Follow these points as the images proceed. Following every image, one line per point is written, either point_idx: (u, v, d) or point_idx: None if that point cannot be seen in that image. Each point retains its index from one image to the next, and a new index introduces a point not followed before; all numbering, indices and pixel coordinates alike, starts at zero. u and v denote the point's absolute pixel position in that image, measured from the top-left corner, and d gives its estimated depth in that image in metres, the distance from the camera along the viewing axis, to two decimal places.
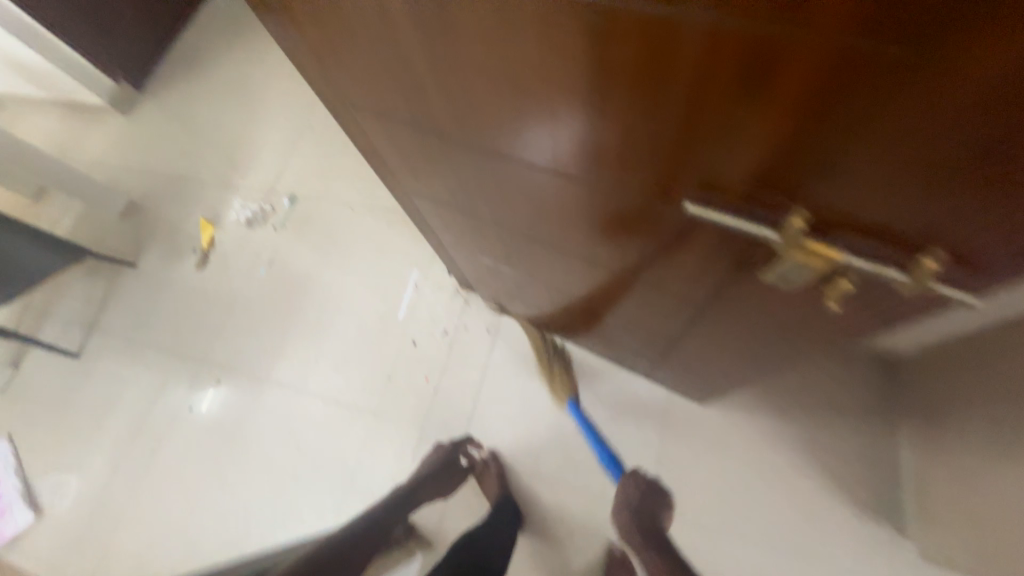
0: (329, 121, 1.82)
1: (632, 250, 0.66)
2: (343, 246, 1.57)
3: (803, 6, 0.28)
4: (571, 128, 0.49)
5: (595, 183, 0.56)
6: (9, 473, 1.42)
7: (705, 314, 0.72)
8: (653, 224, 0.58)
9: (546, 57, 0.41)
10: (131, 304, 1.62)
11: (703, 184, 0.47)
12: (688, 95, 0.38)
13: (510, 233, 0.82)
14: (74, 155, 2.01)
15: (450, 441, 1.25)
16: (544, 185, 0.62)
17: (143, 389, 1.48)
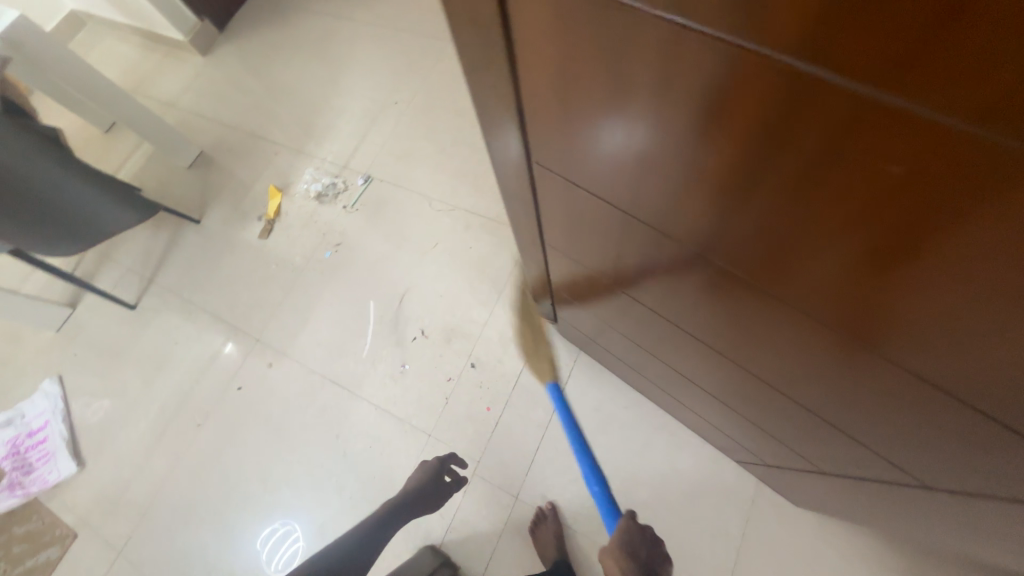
0: (415, 97, 1.67)
1: (717, 325, 0.58)
2: (414, 241, 1.45)
3: (969, 88, 0.20)
4: (645, 166, 0.41)
5: (673, 237, 0.48)
6: (57, 417, 1.41)
7: (832, 439, 0.60)
8: (737, 300, 0.50)
9: (621, 81, 0.35)
10: (192, 264, 1.57)
11: (804, 274, 0.39)
12: (801, 168, 0.30)
13: (624, 293, 0.70)
14: (149, 91, 1.94)
15: (435, 458, 1.16)
16: (617, 225, 0.54)
17: (193, 356, 1.43)
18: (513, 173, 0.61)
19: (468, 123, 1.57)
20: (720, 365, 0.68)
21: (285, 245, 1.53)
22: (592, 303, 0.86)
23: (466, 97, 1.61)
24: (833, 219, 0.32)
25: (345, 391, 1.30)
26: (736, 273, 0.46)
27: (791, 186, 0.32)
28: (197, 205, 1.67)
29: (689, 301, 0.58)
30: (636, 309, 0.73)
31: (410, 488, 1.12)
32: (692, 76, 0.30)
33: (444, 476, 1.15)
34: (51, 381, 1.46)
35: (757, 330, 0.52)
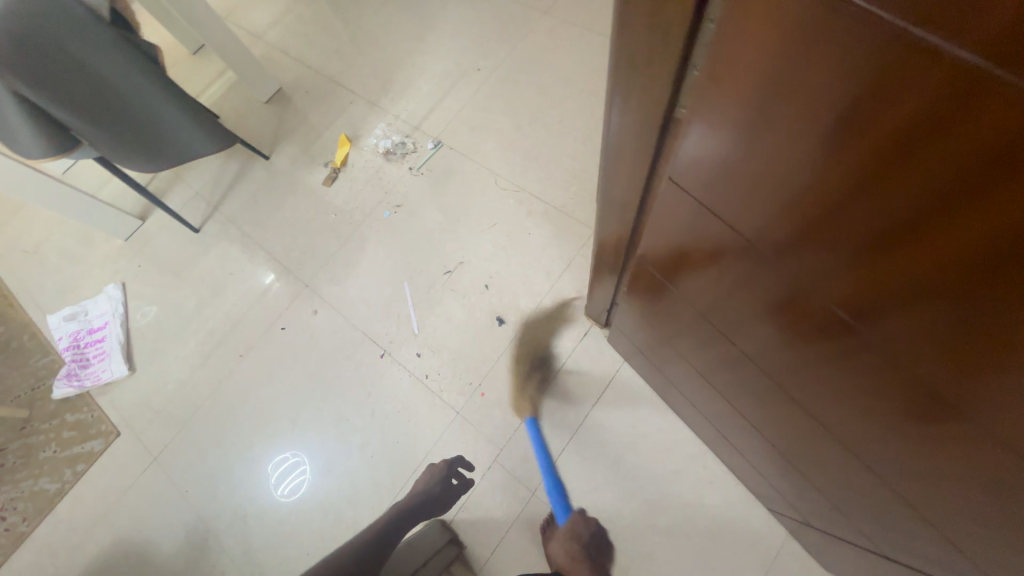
0: (499, 66, 1.61)
1: (802, 376, 0.53)
2: (473, 217, 1.42)
3: None
4: (777, 187, 0.36)
5: (782, 270, 0.43)
6: (116, 322, 1.49)
7: (909, 530, 0.53)
8: (837, 354, 0.45)
9: (781, 89, 0.30)
10: (256, 199, 1.60)
11: (944, 347, 0.33)
12: (994, 231, 0.25)
13: (702, 319, 0.65)
14: (241, 20, 1.96)
15: (444, 461, 1.14)
16: (717, 246, 0.49)
17: (245, 290, 1.48)
18: (617, 169, 0.56)
19: (548, 104, 1.51)
20: (765, 392, 0.64)
21: (347, 197, 1.54)
22: (652, 317, 0.82)
23: (551, 76, 1.55)
24: (895, 214, 0.30)
25: (384, 352, 1.32)
26: (778, 274, 0.44)
27: (849, 175, 0.30)
28: (269, 142, 1.69)
29: (777, 342, 0.52)
30: (694, 327, 0.69)
31: (420, 490, 1.10)
32: (879, 90, 0.25)
33: (451, 478, 1.13)
34: (114, 287, 1.54)
35: (810, 356, 0.49)
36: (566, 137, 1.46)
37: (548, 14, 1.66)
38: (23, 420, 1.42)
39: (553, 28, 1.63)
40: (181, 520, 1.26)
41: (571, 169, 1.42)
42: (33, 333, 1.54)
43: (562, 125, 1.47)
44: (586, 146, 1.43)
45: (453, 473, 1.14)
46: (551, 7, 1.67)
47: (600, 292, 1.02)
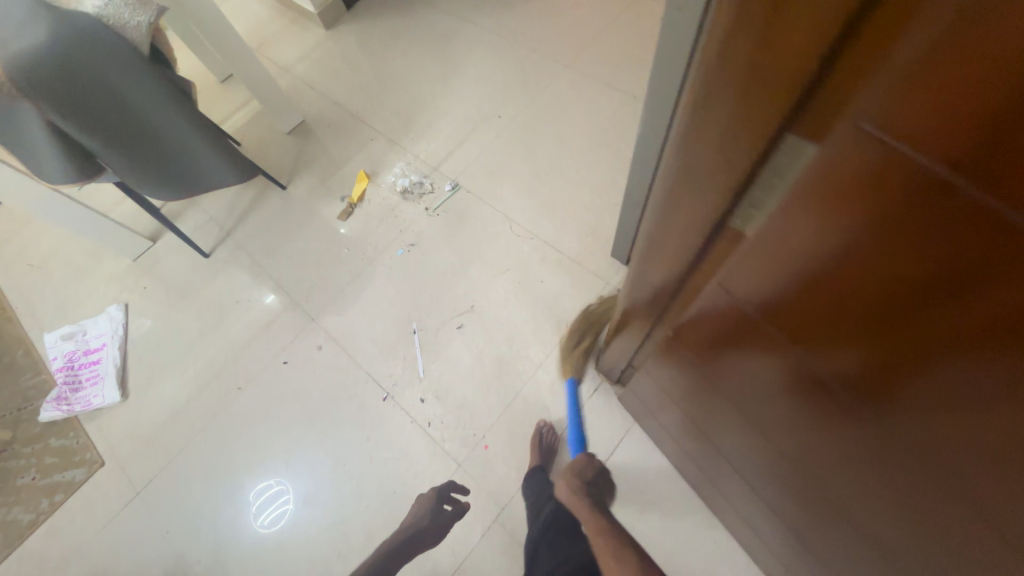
0: (519, 114, 1.65)
1: (845, 486, 0.49)
2: (487, 261, 1.42)
3: None
4: (837, 309, 0.35)
5: (831, 385, 0.41)
6: (114, 344, 1.46)
7: None
8: (891, 475, 0.42)
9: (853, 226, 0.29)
10: (270, 228, 1.61)
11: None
12: None
13: (732, 407, 0.62)
14: (271, 53, 2.03)
15: (433, 488, 1.16)
16: (758, 346, 0.47)
17: (250, 320, 1.46)
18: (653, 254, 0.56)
19: (565, 154, 1.54)
20: (771, 465, 0.63)
21: (361, 233, 1.54)
22: (674, 389, 0.79)
23: (570, 127, 1.58)
24: (935, 327, 0.29)
25: (386, 395, 1.28)
26: (780, 350, 0.44)
27: (914, 301, 0.29)
28: (288, 172, 1.71)
29: (818, 447, 0.49)
30: (701, 393, 0.68)
31: (413, 522, 1.14)
32: (977, 246, 0.24)
33: (443, 505, 1.14)
34: (117, 307, 1.52)
35: (857, 470, 0.46)
36: (583, 188, 1.48)
37: (570, 67, 1.71)
38: (5, 441, 1.36)
39: (574, 81, 1.68)
40: (157, 563, 1.19)
41: (587, 219, 1.43)
42: (26, 349, 1.50)
43: (579, 175, 1.50)
44: (602, 198, 1.45)
45: (445, 499, 1.15)
46: (573, 61, 1.73)
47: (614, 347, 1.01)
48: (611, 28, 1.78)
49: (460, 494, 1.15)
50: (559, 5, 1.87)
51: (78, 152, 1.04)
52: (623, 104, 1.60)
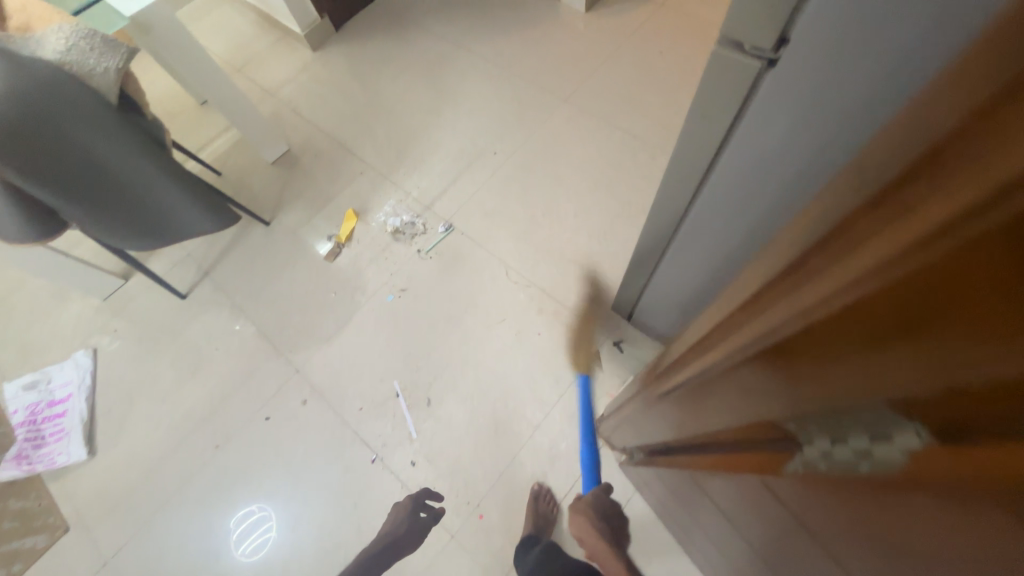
0: (514, 151, 1.59)
1: None
2: (481, 310, 1.36)
3: None
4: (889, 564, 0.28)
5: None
6: (80, 396, 1.37)
7: None
8: None
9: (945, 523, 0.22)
10: (251, 267, 1.52)
11: None
12: None
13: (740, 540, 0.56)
14: (254, 74, 1.94)
15: (409, 495, 1.16)
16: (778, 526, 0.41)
17: (230, 369, 1.38)
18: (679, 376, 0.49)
19: (563, 196, 1.49)
20: None
21: (350, 275, 1.47)
22: (676, 488, 0.74)
23: (567, 167, 1.54)
24: None
25: (375, 457, 1.22)
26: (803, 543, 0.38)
27: None
28: (272, 206, 1.63)
29: None
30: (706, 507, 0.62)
31: (388, 531, 1.12)
32: None
33: (418, 512, 1.14)
34: (85, 352, 1.43)
35: None
36: (580, 233, 1.43)
37: (568, 102, 1.67)
38: None
39: (571, 117, 1.63)
40: None
41: (585, 267, 1.38)
42: None
43: (577, 219, 1.45)
44: (600, 244, 1.41)
45: (421, 506, 1.15)
46: (571, 95, 1.68)
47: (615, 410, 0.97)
48: (609, 61, 1.73)
49: (436, 500, 1.15)
50: (556, 34, 1.82)
51: (34, 206, 0.94)
52: (622, 144, 1.56)
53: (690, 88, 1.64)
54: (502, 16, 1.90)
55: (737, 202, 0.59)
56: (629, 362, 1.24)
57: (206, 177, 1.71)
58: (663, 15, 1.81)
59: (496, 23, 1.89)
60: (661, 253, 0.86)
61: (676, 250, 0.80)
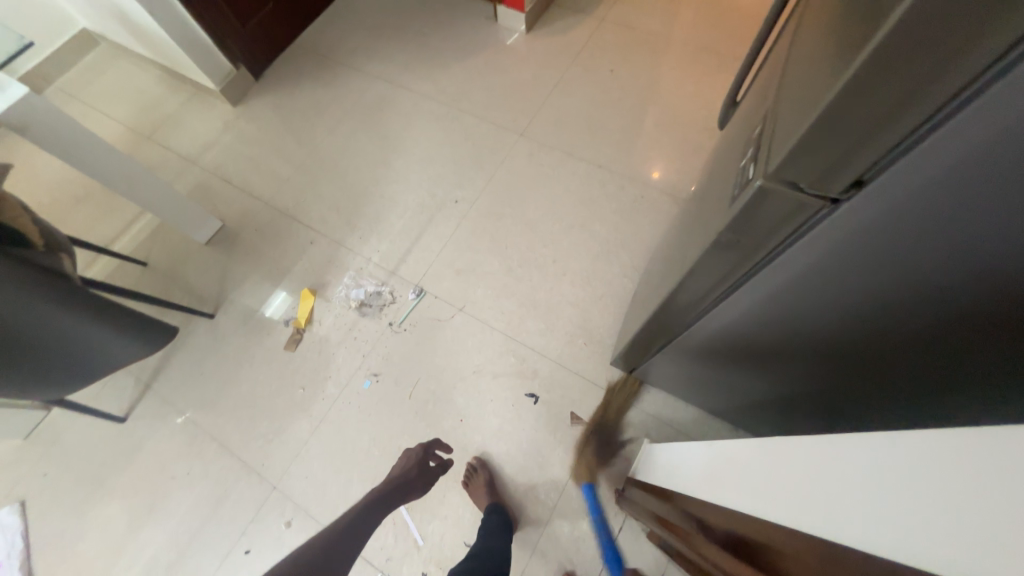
0: (477, 197, 1.49)
1: None
2: (471, 382, 1.26)
3: None
4: None
5: None
6: (12, 564, 1.15)
7: None
8: None
9: None
10: (201, 371, 1.34)
11: None
12: None
13: None
14: (169, 140, 1.72)
15: (420, 445, 1.13)
16: None
17: (195, 498, 1.20)
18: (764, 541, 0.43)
19: (536, 242, 1.41)
20: None
21: (317, 365, 1.31)
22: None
23: (535, 209, 1.45)
24: None
25: (381, 574, 1.10)
26: None
27: None
28: (214, 295, 1.44)
29: None
30: None
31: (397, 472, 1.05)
32: None
33: (428, 461, 1.10)
34: (10, 509, 1.21)
35: None
36: (562, 281, 1.35)
37: (525, 136, 1.57)
38: None
39: (531, 152, 1.54)
40: None
41: (573, 318, 1.30)
42: None
43: (556, 265, 1.37)
44: (585, 289, 1.33)
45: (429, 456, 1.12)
46: (526, 127, 1.59)
47: (653, 485, 0.92)
48: (560, 85, 1.65)
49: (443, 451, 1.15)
50: (501, 60, 1.72)
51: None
52: (588, 176, 1.49)
53: (647, 107, 1.59)
54: (438, 47, 1.78)
55: (766, 312, 0.56)
56: (636, 418, 1.18)
57: (130, 271, 1.49)
58: (606, 30, 1.75)
59: (434, 55, 1.76)
60: (674, 336, 0.81)
61: (691, 338, 0.76)
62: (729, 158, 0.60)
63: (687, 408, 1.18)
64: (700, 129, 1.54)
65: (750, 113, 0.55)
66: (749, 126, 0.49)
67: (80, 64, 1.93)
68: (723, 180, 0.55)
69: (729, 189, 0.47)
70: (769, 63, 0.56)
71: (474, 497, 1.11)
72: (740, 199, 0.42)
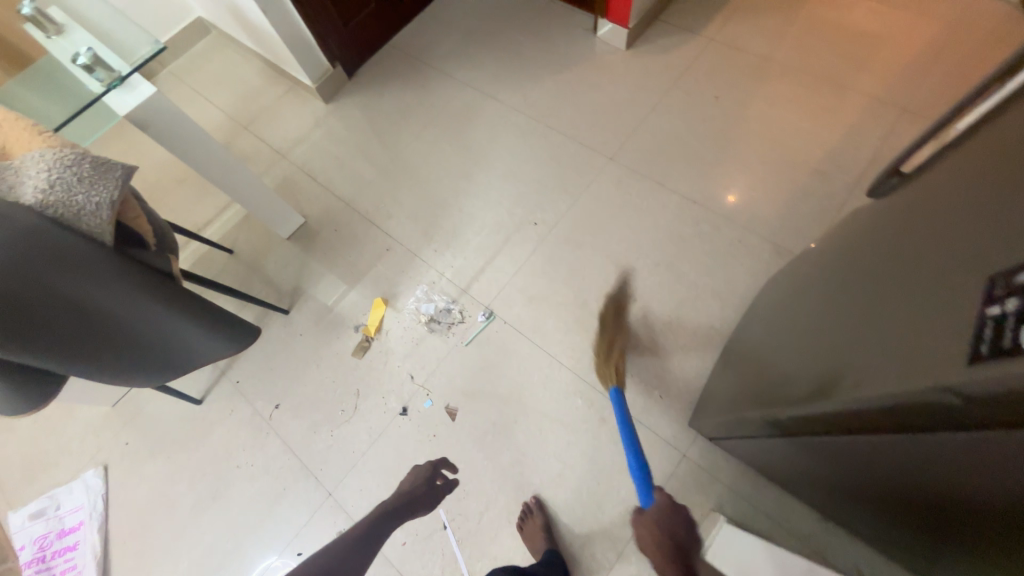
0: (558, 221, 1.43)
1: None
2: (534, 418, 1.21)
3: None
4: None
5: None
6: (91, 524, 1.23)
7: None
8: None
9: None
10: (271, 366, 1.37)
11: None
12: None
13: None
14: (263, 131, 1.78)
15: (428, 462, 1.20)
16: None
17: (255, 491, 1.24)
18: None
19: (616, 277, 1.33)
20: None
21: (381, 376, 1.31)
22: None
23: (618, 242, 1.37)
24: None
25: None
26: None
27: None
28: (290, 291, 1.48)
29: None
30: None
31: (409, 488, 1.15)
32: None
33: (435, 479, 1.18)
34: (95, 472, 1.29)
35: None
36: (640, 323, 1.27)
37: (614, 160, 1.49)
38: None
39: (619, 178, 1.46)
40: None
41: (649, 365, 1.22)
42: None
43: (635, 305, 1.29)
44: (664, 337, 1.24)
45: (436, 475, 1.19)
46: (617, 152, 1.50)
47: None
48: (657, 109, 1.55)
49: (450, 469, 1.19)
50: (595, 76, 1.64)
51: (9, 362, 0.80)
52: (680, 211, 1.39)
53: (751, 141, 1.46)
54: (531, 58, 1.72)
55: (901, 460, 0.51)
56: (710, 487, 1.09)
57: (218, 257, 1.56)
58: (713, 53, 1.63)
59: (525, 67, 1.71)
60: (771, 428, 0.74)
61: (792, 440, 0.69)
62: (906, 267, 0.53)
63: (770, 487, 1.07)
64: (811, 171, 1.39)
65: (948, 231, 0.48)
66: (974, 260, 0.42)
67: (191, 51, 2.04)
68: (916, 302, 0.48)
69: (962, 337, 0.40)
70: (968, 173, 0.49)
71: (528, 545, 1.08)
72: (994, 368, 0.36)
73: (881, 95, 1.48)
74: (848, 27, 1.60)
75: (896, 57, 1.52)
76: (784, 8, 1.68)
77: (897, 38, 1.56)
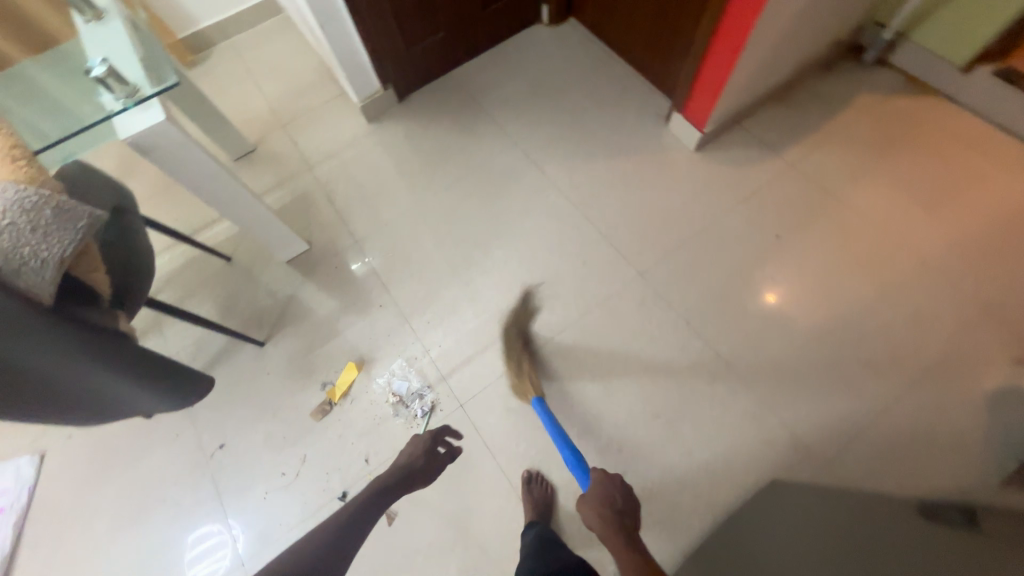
0: (564, 330, 1.30)
1: None
2: (473, 552, 1.10)
3: None
4: None
5: None
6: (9, 516, 1.20)
7: None
8: None
9: None
10: (229, 399, 1.30)
11: None
12: None
13: None
14: (299, 135, 1.70)
15: (428, 431, 1.14)
16: None
17: (174, 532, 1.18)
18: None
19: (608, 416, 1.20)
20: None
21: (333, 447, 1.22)
22: None
23: (622, 376, 1.24)
24: None
25: None
26: None
27: None
28: (272, 319, 1.40)
29: None
30: None
31: (405, 460, 1.08)
32: None
33: (436, 447, 1.13)
34: (30, 460, 1.25)
35: None
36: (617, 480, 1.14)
37: (644, 278, 1.34)
38: None
39: (643, 301, 1.31)
40: None
41: None
42: None
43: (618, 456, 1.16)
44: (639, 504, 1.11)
45: (439, 442, 1.15)
46: (651, 268, 1.35)
47: None
48: (709, 231, 1.39)
49: (454, 438, 1.18)
50: (653, 172, 1.49)
51: None
52: (699, 361, 1.24)
53: (803, 299, 1.29)
54: (591, 133, 1.57)
55: None
56: None
57: (214, 261, 1.50)
58: (790, 181, 1.44)
59: (581, 141, 1.56)
60: None
61: None
62: None
63: None
64: (860, 357, 1.22)
65: None
66: None
67: (256, 28, 1.97)
68: None
69: None
70: None
71: None
72: None
73: (972, 288, 1.26)
74: (956, 192, 1.38)
75: (1004, 246, 1.30)
76: (887, 148, 1.46)
77: (1012, 222, 1.32)
